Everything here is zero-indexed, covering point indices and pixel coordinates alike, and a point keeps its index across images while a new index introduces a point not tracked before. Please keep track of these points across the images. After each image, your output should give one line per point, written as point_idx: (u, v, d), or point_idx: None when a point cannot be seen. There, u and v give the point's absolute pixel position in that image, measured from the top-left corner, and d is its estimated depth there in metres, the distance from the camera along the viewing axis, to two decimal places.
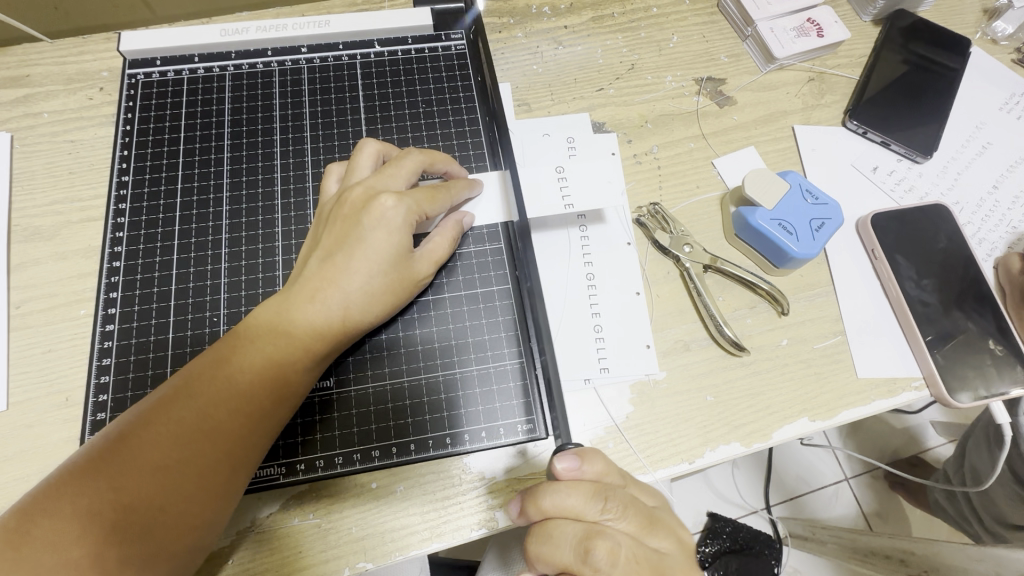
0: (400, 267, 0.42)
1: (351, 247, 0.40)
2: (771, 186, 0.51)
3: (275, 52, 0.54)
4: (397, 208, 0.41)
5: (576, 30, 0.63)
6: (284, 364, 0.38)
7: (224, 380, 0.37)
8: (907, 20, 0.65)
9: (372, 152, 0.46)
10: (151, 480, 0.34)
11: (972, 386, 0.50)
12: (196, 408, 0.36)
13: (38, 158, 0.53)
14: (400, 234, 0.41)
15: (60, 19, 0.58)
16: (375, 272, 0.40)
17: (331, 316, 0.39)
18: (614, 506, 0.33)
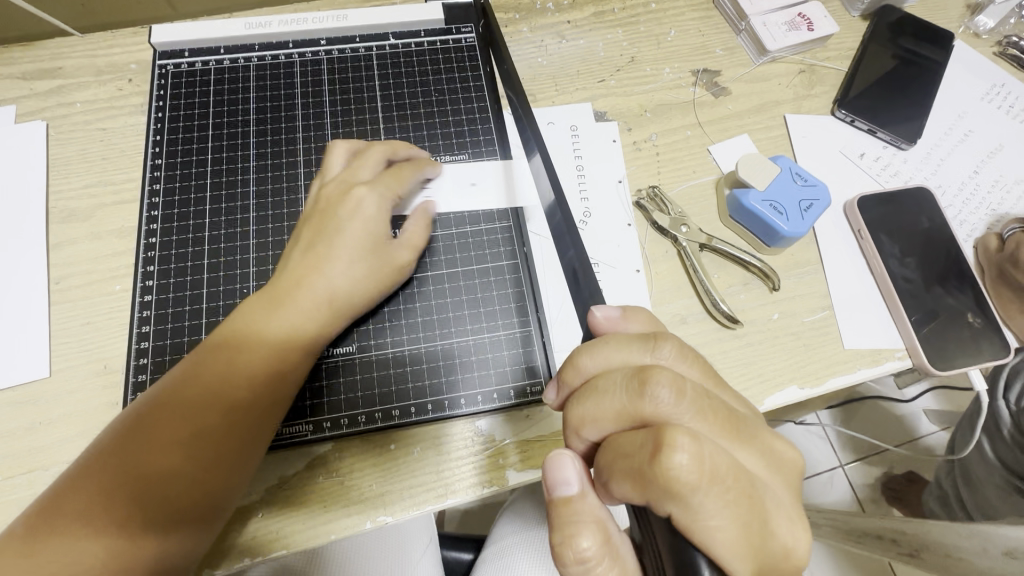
0: (383, 255, 0.46)
1: (331, 237, 0.45)
2: (764, 168, 0.54)
3: (296, 45, 0.58)
4: (374, 198, 0.46)
5: (578, 25, 0.67)
6: (282, 345, 0.42)
7: (226, 360, 0.40)
8: (894, 15, 0.68)
9: (343, 149, 0.50)
10: (167, 456, 0.37)
11: (951, 356, 0.53)
12: (202, 387, 0.39)
13: (73, 144, 0.56)
14: (376, 223, 0.46)
15: (88, 17, 0.60)
16: (356, 259, 0.45)
17: (324, 300, 0.43)
18: (665, 350, 0.31)
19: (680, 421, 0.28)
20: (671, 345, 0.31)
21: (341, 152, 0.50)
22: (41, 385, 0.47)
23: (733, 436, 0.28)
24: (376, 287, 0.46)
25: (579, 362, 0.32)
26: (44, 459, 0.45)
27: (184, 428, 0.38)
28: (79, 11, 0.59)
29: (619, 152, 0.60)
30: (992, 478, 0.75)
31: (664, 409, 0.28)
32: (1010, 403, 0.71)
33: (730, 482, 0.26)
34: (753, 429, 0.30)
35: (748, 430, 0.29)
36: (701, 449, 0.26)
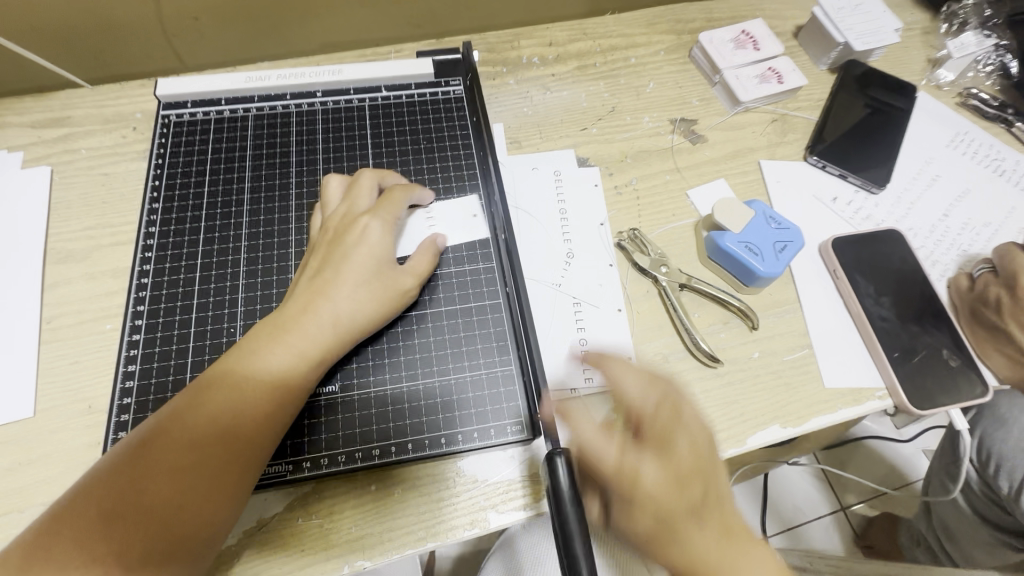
0: (391, 282, 0.48)
1: (337, 263, 0.46)
2: (738, 212, 0.57)
3: (293, 96, 0.61)
4: (378, 230, 0.48)
5: (562, 78, 0.71)
6: (287, 367, 0.43)
7: (235, 382, 0.41)
8: (860, 69, 0.72)
9: (339, 183, 0.53)
10: (176, 482, 0.37)
11: (931, 395, 0.53)
12: (215, 410, 0.40)
13: (75, 188, 0.59)
14: (382, 255, 0.48)
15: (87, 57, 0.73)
16: (361, 284, 0.46)
17: (333, 325, 0.45)
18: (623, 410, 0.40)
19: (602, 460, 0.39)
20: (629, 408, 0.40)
21: (336, 184, 0.52)
22: (25, 424, 0.47)
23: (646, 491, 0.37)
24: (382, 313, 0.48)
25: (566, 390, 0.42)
26: (23, 501, 0.44)
27: (194, 452, 0.38)
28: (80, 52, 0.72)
29: (601, 197, 0.63)
30: (974, 531, 0.83)
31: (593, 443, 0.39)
32: (975, 462, 0.81)
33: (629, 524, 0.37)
34: (681, 513, 0.37)
35: (677, 514, 0.37)
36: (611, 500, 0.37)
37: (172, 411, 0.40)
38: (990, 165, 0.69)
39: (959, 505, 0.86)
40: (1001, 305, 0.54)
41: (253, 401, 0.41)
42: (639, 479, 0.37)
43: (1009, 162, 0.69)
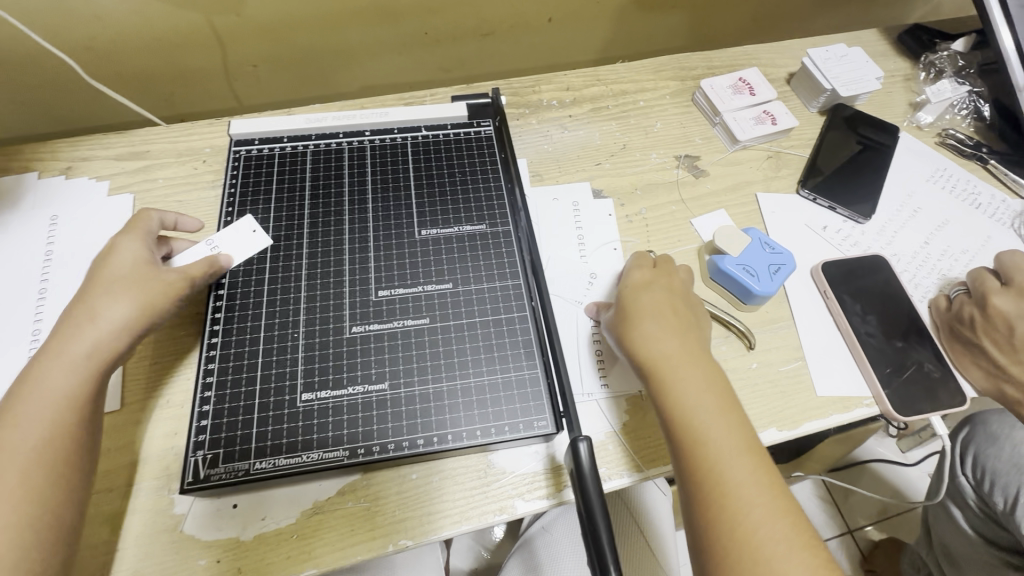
0: (150, 284, 0.51)
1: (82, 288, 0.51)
2: (736, 238, 0.64)
3: (346, 134, 0.70)
4: (131, 243, 0.54)
5: (579, 118, 0.79)
6: (84, 369, 0.47)
7: (41, 385, 0.45)
8: (847, 111, 0.81)
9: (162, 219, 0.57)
10: (7, 482, 0.42)
11: (913, 403, 0.59)
12: (32, 413, 0.44)
13: (154, 213, 0.67)
14: (130, 263, 0.52)
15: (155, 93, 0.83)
16: (79, 301, 0.50)
17: (99, 328, 0.48)
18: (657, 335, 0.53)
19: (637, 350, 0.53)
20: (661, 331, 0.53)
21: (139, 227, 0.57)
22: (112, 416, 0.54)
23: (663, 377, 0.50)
24: (158, 312, 0.51)
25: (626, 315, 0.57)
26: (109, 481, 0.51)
27: (21, 451, 0.43)
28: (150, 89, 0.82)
29: (614, 224, 0.70)
30: (976, 553, 0.83)
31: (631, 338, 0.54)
32: (969, 477, 0.85)
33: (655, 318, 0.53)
34: (681, 379, 0.49)
35: (676, 376, 0.49)
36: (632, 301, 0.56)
37: None
38: (967, 198, 0.76)
39: (961, 529, 0.86)
40: (975, 321, 0.60)
41: (57, 403, 0.45)
42: (651, 315, 0.53)
43: (985, 195, 0.76)
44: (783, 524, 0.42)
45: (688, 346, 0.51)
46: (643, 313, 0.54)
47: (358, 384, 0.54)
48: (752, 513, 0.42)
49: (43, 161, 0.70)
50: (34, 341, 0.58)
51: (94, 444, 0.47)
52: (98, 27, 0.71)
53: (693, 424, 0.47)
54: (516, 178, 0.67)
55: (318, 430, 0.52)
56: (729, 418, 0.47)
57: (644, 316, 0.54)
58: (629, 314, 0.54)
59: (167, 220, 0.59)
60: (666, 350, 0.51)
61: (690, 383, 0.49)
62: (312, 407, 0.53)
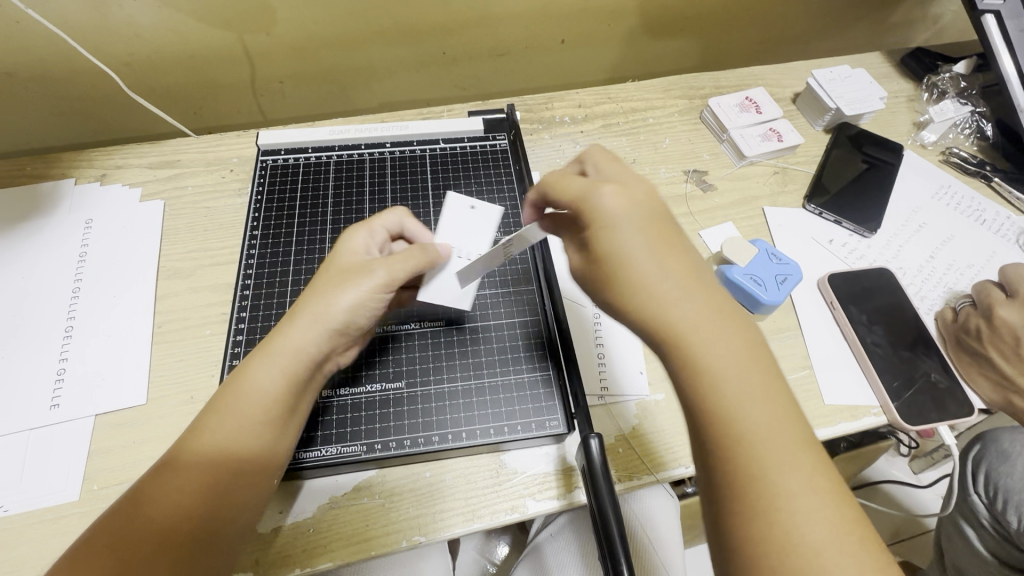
0: (360, 274, 0.49)
1: (319, 277, 0.51)
2: (744, 248, 0.65)
3: (367, 146, 0.73)
4: (364, 239, 0.54)
5: (590, 134, 0.82)
6: (292, 361, 0.46)
7: (248, 372, 0.45)
8: (851, 130, 0.83)
9: (394, 220, 0.57)
10: (198, 470, 0.42)
11: (919, 413, 0.60)
12: (244, 402, 0.44)
13: (182, 219, 0.70)
14: (351, 257, 0.52)
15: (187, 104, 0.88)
16: (316, 289, 0.49)
17: (307, 316, 0.48)
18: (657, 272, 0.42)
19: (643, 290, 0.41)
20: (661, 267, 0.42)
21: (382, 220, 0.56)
22: (138, 410, 0.57)
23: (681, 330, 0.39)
24: (359, 302, 0.49)
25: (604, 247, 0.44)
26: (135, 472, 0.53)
27: (229, 441, 0.43)
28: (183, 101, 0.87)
29: None
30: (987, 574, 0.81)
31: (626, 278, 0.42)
32: (981, 497, 0.84)
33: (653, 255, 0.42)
34: (704, 340, 0.38)
35: (703, 340, 0.38)
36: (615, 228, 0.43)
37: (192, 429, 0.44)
38: (972, 214, 0.77)
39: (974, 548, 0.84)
40: (980, 331, 0.61)
41: (260, 390, 0.45)
42: (649, 255, 0.42)
43: (989, 212, 0.78)
44: (836, 516, 0.34)
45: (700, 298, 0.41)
46: (640, 262, 0.42)
47: (377, 382, 0.56)
48: (800, 509, 0.33)
49: (80, 168, 0.73)
50: (67, 337, 0.60)
51: (278, 443, 0.46)
52: (137, 44, 0.76)
53: (724, 400, 0.36)
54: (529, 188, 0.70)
55: (338, 425, 0.54)
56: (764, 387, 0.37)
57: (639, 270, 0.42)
58: (615, 266, 0.42)
59: (406, 220, 0.58)
60: (685, 311, 0.40)
61: (719, 351, 0.38)
62: (333, 403, 0.55)
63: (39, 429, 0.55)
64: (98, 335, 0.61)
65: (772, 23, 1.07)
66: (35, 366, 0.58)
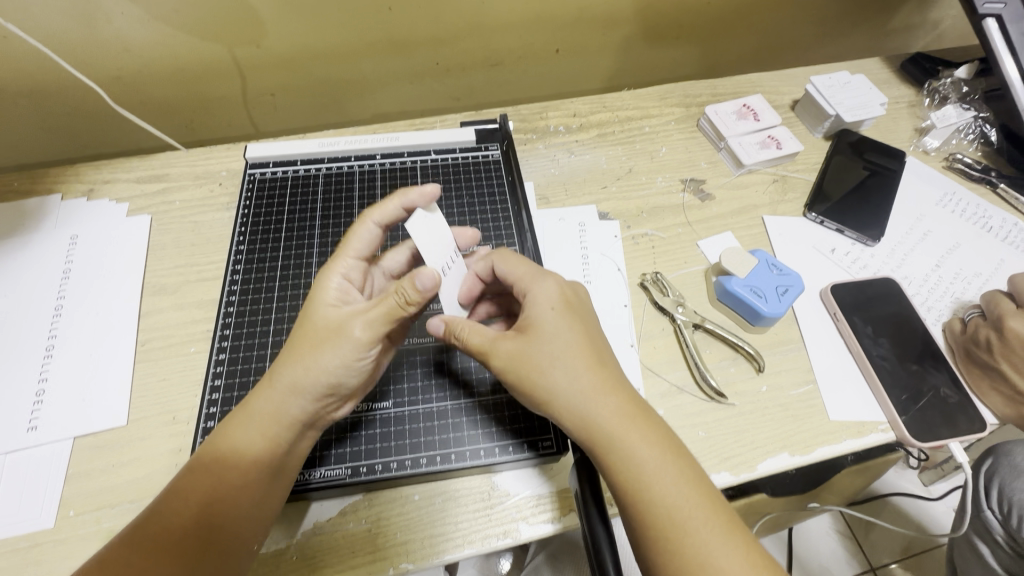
0: (337, 331, 0.47)
1: (304, 336, 0.48)
2: (744, 260, 0.64)
3: (356, 158, 0.72)
4: (340, 275, 0.53)
5: (585, 143, 0.81)
6: (281, 423, 0.45)
7: (238, 425, 0.45)
8: (852, 136, 0.81)
9: (364, 233, 0.54)
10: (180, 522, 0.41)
11: (931, 429, 0.57)
12: (233, 459, 0.44)
13: (169, 234, 0.69)
14: (316, 315, 0.49)
15: (179, 117, 0.87)
16: (308, 349, 0.47)
17: (294, 378, 0.46)
18: (589, 380, 0.45)
19: (581, 381, 0.45)
20: (593, 378, 0.45)
21: (356, 247, 0.54)
22: (119, 431, 0.55)
23: (604, 425, 0.43)
24: (342, 364, 0.47)
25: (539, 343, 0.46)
26: (112, 497, 0.51)
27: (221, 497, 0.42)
28: (176, 115, 0.87)
29: (620, 246, 0.70)
30: None
31: (570, 376, 0.45)
32: (996, 513, 0.81)
33: (589, 357, 0.46)
34: (633, 438, 0.43)
35: (623, 431, 0.43)
36: (544, 336, 0.47)
37: (186, 481, 0.43)
38: (978, 221, 0.75)
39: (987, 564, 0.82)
40: (990, 344, 0.58)
41: (257, 448, 0.44)
42: (579, 363, 0.46)
43: (996, 219, 0.76)
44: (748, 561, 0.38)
45: (615, 391, 0.45)
46: (569, 368, 0.45)
47: (365, 401, 0.55)
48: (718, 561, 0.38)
49: (68, 184, 0.72)
50: (47, 356, 0.59)
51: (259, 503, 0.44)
52: (127, 58, 0.76)
53: (646, 486, 0.41)
54: (522, 201, 0.69)
55: (323, 447, 0.53)
56: (682, 467, 0.42)
57: (551, 374, 0.45)
58: (552, 365, 0.46)
59: (373, 218, 0.54)
60: (603, 414, 0.44)
61: (639, 443, 0.43)
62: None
63: (16, 452, 0.53)
64: (80, 354, 0.59)
65: (770, 30, 1.06)
66: (15, 386, 0.57)
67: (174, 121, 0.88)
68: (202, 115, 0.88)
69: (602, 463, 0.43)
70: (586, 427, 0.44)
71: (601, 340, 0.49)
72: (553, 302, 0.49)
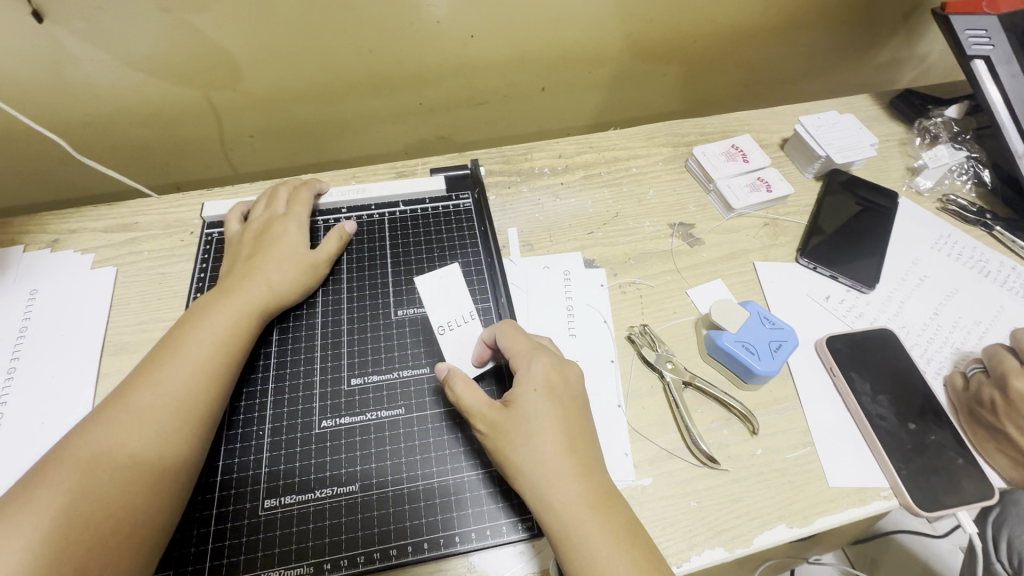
0: (268, 279, 0.58)
1: (233, 284, 0.57)
2: (735, 312, 0.61)
3: (322, 213, 0.69)
4: (282, 241, 0.61)
5: (571, 186, 0.79)
6: (194, 350, 0.51)
7: (157, 362, 0.50)
8: (842, 177, 0.80)
9: (297, 213, 0.65)
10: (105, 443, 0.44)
11: (936, 495, 0.54)
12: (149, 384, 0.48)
13: (135, 287, 0.66)
14: (265, 267, 0.58)
15: (154, 161, 0.85)
16: (229, 296, 0.55)
17: (211, 316, 0.53)
18: (560, 459, 0.46)
19: (551, 457, 0.45)
20: (564, 457, 0.46)
21: (292, 223, 0.63)
22: None
23: (564, 503, 0.44)
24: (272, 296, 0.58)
25: (519, 416, 0.47)
26: None
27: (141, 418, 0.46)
28: (150, 159, 0.84)
29: (606, 296, 0.67)
30: None
31: (543, 451, 0.46)
32: (1005, 565, 0.77)
33: (565, 435, 0.47)
34: (589, 524, 0.44)
35: (581, 518, 0.44)
36: (524, 408, 0.48)
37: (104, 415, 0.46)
38: (975, 266, 0.73)
39: None
40: (995, 405, 0.56)
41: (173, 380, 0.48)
42: (553, 442, 0.46)
43: (993, 262, 0.74)
44: None
45: (583, 473, 0.46)
46: (541, 443, 0.46)
47: (330, 487, 0.51)
48: None
49: (30, 234, 0.69)
50: None
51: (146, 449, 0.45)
52: (98, 104, 0.74)
53: (595, 571, 0.42)
54: (495, 253, 0.67)
55: (284, 541, 0.49)
56: (636, 560, 0.43)
57: (522, 447, 0.46)
58: (525, 439, 0.46)
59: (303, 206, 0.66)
60: (565, 498, 0.44)
61: (596, 533, 0.43)
62: (276, 514, 0.50)
63: None
64: (30, 422, 0.55)
65: (758, 67, 1.05)
66: None
67: (149, 165, 0.85)
68: (178, 158, 0.86)
69: (558, 547, 0.44)
70: (545, 504, 0.45)
71: (584, 419, 0.49)
72: (543, 378, 0.50)
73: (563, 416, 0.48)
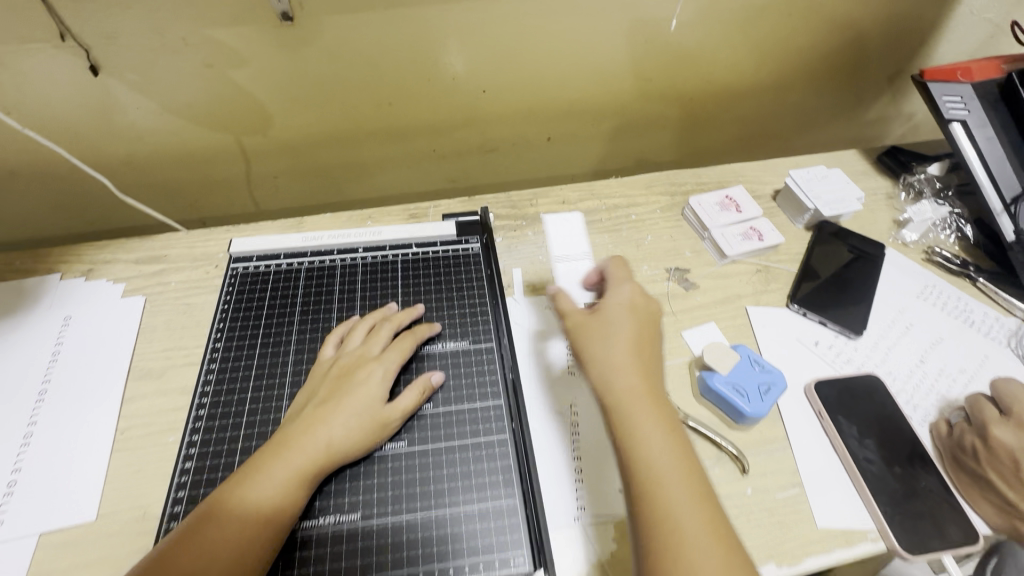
0: (332, 431, 0.54)
1: (305, 427, 0.54)
2: (726, 356, 0.64)
3: (340, 251, 0.75)
4: (357, 387, 0.58)
5: (573, 231, 0.83)
6: (295, 454, 0.52)
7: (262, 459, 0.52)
8: (830, 228, 0.84)
9: (388, 356, 0.61)
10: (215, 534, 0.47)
11: (921, 538, 0.56)
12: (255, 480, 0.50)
13: (161, 316, 0.70)
14: (332, 414, 0.55)
15: (183, 198, 0.91)
16: (304, 437, 0.53)
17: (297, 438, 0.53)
18: (631, 365, 0.53)
19: (623, 360, 0.53)
20: (634, 364, 0.53)
21: (375, 367, 0.60)
22: (86, 527, 0.54)
23: (629, 401, 0.51)
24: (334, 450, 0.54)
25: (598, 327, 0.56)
26: None
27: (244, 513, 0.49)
28: (178, 196, 0.90)
29: None
30: None
31: (617, 355, 0.54)
32: None
33: (640, 349, 0.55)
34: (648, 424, 0.49)
35: (631, 410, 0.50)
36: (607, 324, 0.57)
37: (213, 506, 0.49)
38: (960, 315, 0.76)
39: None
40: (978, 452, 0.58)
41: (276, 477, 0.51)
42: (627, 351, 0.54)
43: (977, 312, 0.77)
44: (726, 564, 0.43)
45: (650, 384, 0.52)
46: (616, 351, 0.54)
47: (332, 514, 0.54)
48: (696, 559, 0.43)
49: (68, 263, 0.75)
50: (24, 444, 0.58)
51: (238, 533, 0.48)
52: (139, 145, 0.80)
53: (648, 464, 0.47)
54: (501, 294, 0.72)
55: (286, 566, 0.51)
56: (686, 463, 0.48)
57: (599, 351, 0.55)
58: (603, 343, 0.55)
59: (397, 349, 0.62)
60: (629, 397, 0.51)
61: (654, 435, 0.49)
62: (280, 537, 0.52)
63: None
64: (57, 442, 0.59)
65: (752, 122, 1.12)
66: None
67: (178, 201, 0.91)
68: (206, 195, 0.92)
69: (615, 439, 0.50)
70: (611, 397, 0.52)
71: (658, 345, 0.57)
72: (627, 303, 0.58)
73: (640, 335, 0.56)
